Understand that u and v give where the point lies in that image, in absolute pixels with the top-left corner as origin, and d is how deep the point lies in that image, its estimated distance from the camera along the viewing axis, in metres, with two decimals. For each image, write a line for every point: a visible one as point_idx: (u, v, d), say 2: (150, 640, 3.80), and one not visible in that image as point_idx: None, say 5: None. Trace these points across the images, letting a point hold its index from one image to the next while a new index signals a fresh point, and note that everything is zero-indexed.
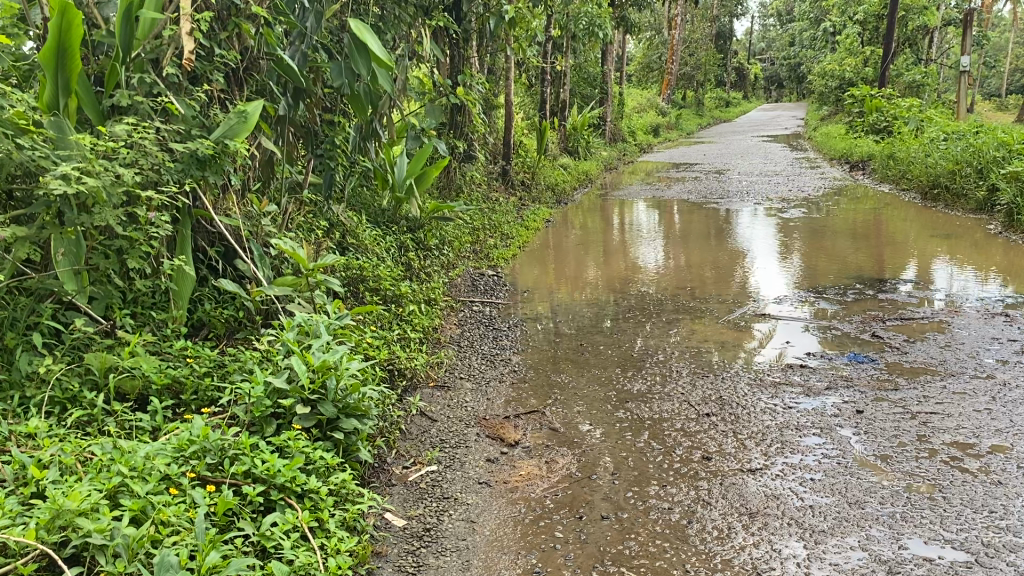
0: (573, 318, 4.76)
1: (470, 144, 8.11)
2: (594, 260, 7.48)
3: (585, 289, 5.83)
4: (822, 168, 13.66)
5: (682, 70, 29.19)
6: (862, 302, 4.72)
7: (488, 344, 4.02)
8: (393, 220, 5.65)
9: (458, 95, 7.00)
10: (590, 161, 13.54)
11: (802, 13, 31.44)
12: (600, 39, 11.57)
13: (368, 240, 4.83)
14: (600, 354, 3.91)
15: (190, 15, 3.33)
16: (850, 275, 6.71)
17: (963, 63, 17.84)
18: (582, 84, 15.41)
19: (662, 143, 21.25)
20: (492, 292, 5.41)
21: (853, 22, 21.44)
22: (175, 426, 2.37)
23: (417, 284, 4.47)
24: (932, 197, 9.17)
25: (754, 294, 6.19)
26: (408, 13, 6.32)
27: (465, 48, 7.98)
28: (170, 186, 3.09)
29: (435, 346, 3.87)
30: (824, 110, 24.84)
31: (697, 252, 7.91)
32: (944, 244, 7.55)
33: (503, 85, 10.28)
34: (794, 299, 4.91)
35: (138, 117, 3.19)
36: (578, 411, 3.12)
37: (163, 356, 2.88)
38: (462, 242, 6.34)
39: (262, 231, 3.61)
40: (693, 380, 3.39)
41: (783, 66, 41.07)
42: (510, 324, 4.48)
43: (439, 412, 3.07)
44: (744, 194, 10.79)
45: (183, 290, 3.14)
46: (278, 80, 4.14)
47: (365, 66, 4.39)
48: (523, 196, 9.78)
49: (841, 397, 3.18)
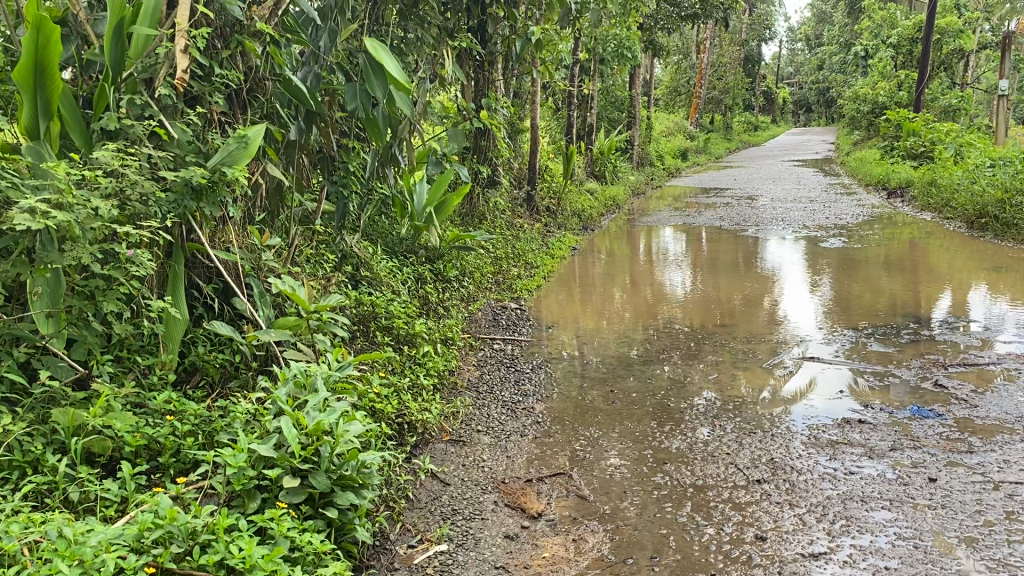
0: (602, 356, 4.40)
1: (494, 170, 7.80)
2: (620, 290, 7.13)
3: (613, 323, 5.45)
4: (858, 194, 13.23)
5: (710, 94, 28.86)
6: (918, 345, 4.30)
7: (510, 390, 3.68)
8: (411, 249, 5.33)
9: (482, 119, 6.71)
10: (618, 187, 13.19)
11: (831, 38, 31.10)
12: (629, 62, 11.29)
13: (383, 272, 4.51)
14: (632, 402, 3.54)
15: (186, 31, 3.05)
16: (890, 308, 6.32)
17: (1001, 88, 17.36)
18: (610, 108, 15.11)
19: (691, 167, 20.90)
20: (515, 327, 5.06)
21: (886, 46, 21.03)
22: (143, 502, 2.05)
23: (434, 322, 4.14)
24: (979, 226, 8.71)
25: (788, 328, 5.81)
26: (429, 33, 6.04)
27: (490, 71, 7.70)
28: (159, 219, 2.79)
29: (451, 393, 3.52)
30: (856, 134, 24.37)
31: (727, 281, 7.53)
32: (995, 277, 7.09)
33: (529, 108, 10.00)
34: (842, 340, 4.51)
35: (127, 142, 2.89)
36: (609, 474, 2.76)
37: (144, 411, 2.56)
38: (484, 271, 6.01)
39: (264, 267, 3.31)
40: (739, 440, 3.02)
41: (812, 90, 40.65)
42: (533, 364, 4.13)
43: (452, 474, 2.74)
44: (778, 221, 10.38)
45: (172, 332, 2.87)
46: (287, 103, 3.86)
47: (382, 88, 4.11)
48: (548, 223, 9.45)
49: (910, 460, 2.80)
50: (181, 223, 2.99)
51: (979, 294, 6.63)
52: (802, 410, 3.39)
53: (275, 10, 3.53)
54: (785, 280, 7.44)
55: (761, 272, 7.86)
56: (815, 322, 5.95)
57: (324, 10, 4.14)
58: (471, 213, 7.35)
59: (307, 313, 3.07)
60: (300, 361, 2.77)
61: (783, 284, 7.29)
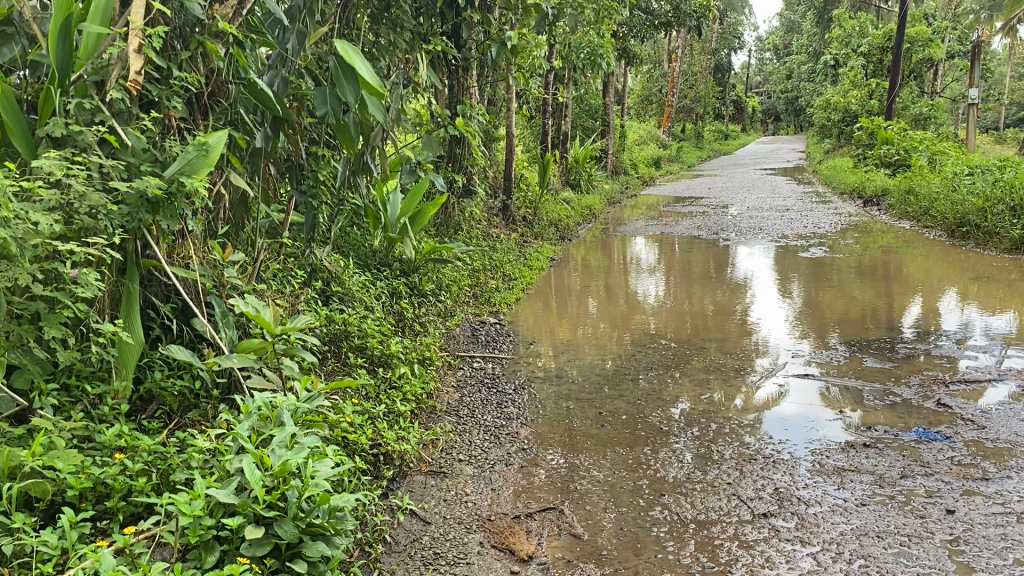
0: (587, 374, 4.19)
1: (470, 179, 7.59)
2: (595, 301, 6.95)
3: (595, 338, 5.25)
4: (834, 203, 13.16)
5: (682, 103, 28.89)
6: (915, 361, 4.13)
7: (493, 413, 3.45)
8: (384, 262, 5.10)
9: (458, 127, 6.49)
10: (593, 195, 13.02)
11: (801, 48, 31.31)
12: (603, 70, 11.15)
13: (356, 288, 4.27)
14: (623, 425, 3.34)
15: (140, 29, 2.80)
16: (867, 317, 6.21)
17: (971, 96, 17.48)
18: (585, 116, 14.95)
19: (664, 176, 20.83)
20: (495, 343, 4.83)
21: (857, 55, 21.12)
22: (85, 558, 1.80)
23: (410, 340, 3.91)
24: (960, 236, 8.62)
25: (766, 339, 5.66)
26: (402, 38, 5.82)
27: (465, 77, 7.50)
28: (110, 234, 2.54)
29: (430, 419, 3.29)
30: (827, 142, 24.47)
31: (700, 290, 7.38)
32: (978, 288, 6.98)
33: (504, 116, 9.81)
34: (835, 354, 4.34)
35: (75, 150, 2.64)
36: (603, 509, 2.55)
37: (91, 447, 2.30)
38: (461, 284, 5.78)
39: (227, 284, 3.06)
40: (740, 469, 2.83)
41: (781, 99, 40.96)
42: (515, 384, 3.91)
43: (433, 511, 2.52)
44: (757, 230, 10.26)
45: (127, 357, 2.64)
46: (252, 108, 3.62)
47: (352, 91, 3.85)
48: (525, 232, 9.24)
49: (925, 490, 2.62)
50: (135, 237, 2.75)
51: (963, 304, 6.51)
52: (803, 433, 3.21)
53: (238, 9, 3.30)
54: (763, 289, 7.30)
55: (737, 281, 7.71)
56: (796, 334, 5.79)
57: (291, 10, 3.91)
58: (446, 222, 7.12)
59: (272, 337, 2.81)
60: (265, 389, 2.53)
61: (761, 293, 7.14)
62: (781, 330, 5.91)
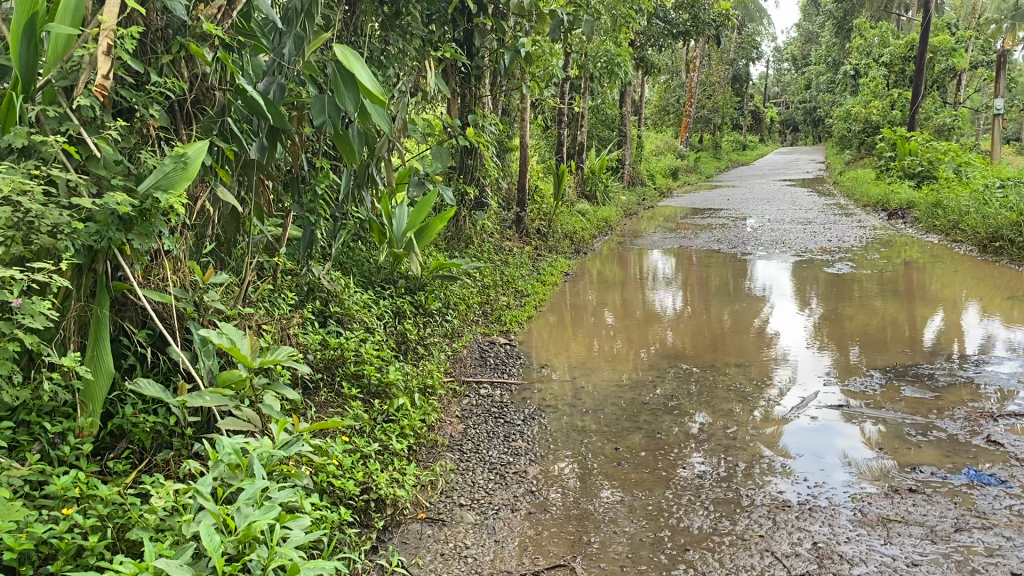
0: (603, 400, 3.89)
1: (482, 191, 7.33)
2: (608, 316, 6.68)
3: (610, 359, 4.96)
4: (857, 215, 12.79)
5: (699, 113, 28.57)
6: (959, 391, 3.80)
7: (499, 449, 3.16)
8: (388, 279, 4.82)
9: (469, 137, 6.23)
10: (609, 207, 12.73)
11: (820, 59, 30.95)
12: (620, 80, 10.89)
13: (357, 308, 4.00)
14: (642, 463, 3.05)
15: (112, 29, 2.54)
16: (888, 334, 5.93)
17: (997, 106, 17.07)
18: (601, 127, 14.67)
19: (682, 187, 20.51)
20: (504, 365, 4.52)
21: (878, 64, 20.74)
22: None
23: (412, 365, 3.63)
24: (992, 251, 8.25)
25: (784, 357, 5.38)
26: (411, 45, 5.57)
27: (477, 85, 7.26)
28: (71, 254, 2.29)
29: (429, 455, 3.01)
30: (847, 153, 24.06)
31: (716, 304, 7.10)
32: (1013, 306, 6.61)
33: (519, 126, 9.56)
34: (871, 381, 4.02)
35: (37, 161, 2.39)
36: (617, 566, 2.28)
37: (42, 497, 2.03)
38: (470, 302, 5.49)
39: (209, 308, 2.80)
40: (774, 519, 2.54)
41: (800, 109, 40.52)
42: (525, 414, 3.61)
43: (427, 570, 2.24)
44: (779, 244, 9.92)
45: (95, 391, 2.39)
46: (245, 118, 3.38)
47: (353, 100, 3.59)
48: (539, 245, 8.96)
49: (984, 547, 2.32)
50: (106, 258, 2.50)
51: (997, 322, 6.17)
52: (841, 474, 2.91)
53: (225, 10, 3.04)
54: (782, 304, 7.01)
55: (756, 295, 7.42)
56: (818, 352, 5.51)
57: (287, 13, 3.66)
58: (457, 236, 6.85)
59: (250, 370, 2.53)
60: (240, 430, 2.25)
61: (780, 308, 6.85)
62: (803, 347, 5.61)
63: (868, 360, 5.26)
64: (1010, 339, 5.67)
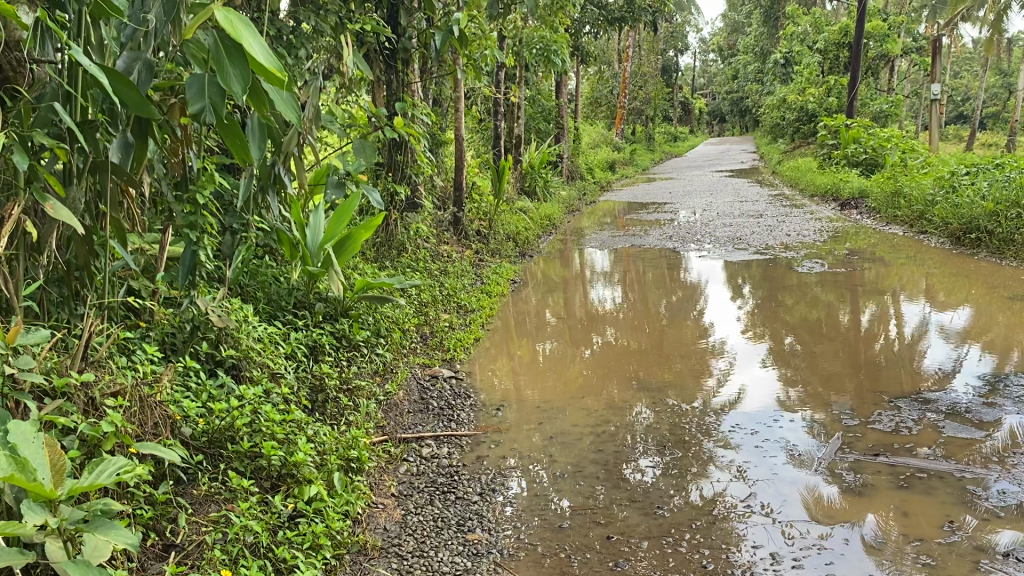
0: (576, 453, 3.11)
1: (415, 191, 6.47)
2: (550, 321, 5.99)
3: (564, 387, 4.23)
4: (807, 206, 12.27)
5: (632, 105, 28.01)
6: (1012, 429, 3.12)
7: (453, 547, 2.36)
8: (303, 304, 3.93)
9: (398, 129, 5.37)
10: (550, 204, 11.94)
11: (747, 49, 30.73)
12: (558, 67, 10.15)
13: (258, 347, 3.12)
14: (646, 561, 2.27)
15: None
16: (826, 325, 5.39)
17: (933, 91, 16.84)
18: (539, 119, 13.86)
19: (619, 181, 19.82)
20: (450, 411, 3.64)
21: (812, 51, 20.41)
22: None
23: (329, 427, 2.78)
24: (966, 242, 7.71)
25: (725, 354, 4.80)
26: (325, 23, 4.69)
27: (404, 71, 6.38)
28: None
29: (355, 569, 2.19)
30: (782, 142, 23.78)
31: (654, 300, 6.50)
32: (994, 298, 6.06)
33: (451, 118, 8.71)
34: (896, 416, 3.31)
35: None
36: None
37: None
38: (405, 327, 4.61)
39: (25, 384, 1.93)
40: None
41: (728, 100, 40.43)
42: (483, 484, 2.80)
43: None
44: (735, 239, 9.29)
45: None
46: (98, 104, 2.49)
47: (241, 79, 2.41)
48: (479, 248, 8.12)
49: None
50: None
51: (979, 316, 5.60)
52: (857, 522, 2.47)
53: None
54: (718, 294, 6.49)
55: (690, 284, 6.95)
56: (754, 344, 5.05)
57: None
58: (387, 244, 5.97)
59: (55, 508, 1.57)
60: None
61: (714, 298, 6.34)
62: (739, 338, 5.18)
63: (823, 356, 4.72)
64: (982, 333, 5.11)
